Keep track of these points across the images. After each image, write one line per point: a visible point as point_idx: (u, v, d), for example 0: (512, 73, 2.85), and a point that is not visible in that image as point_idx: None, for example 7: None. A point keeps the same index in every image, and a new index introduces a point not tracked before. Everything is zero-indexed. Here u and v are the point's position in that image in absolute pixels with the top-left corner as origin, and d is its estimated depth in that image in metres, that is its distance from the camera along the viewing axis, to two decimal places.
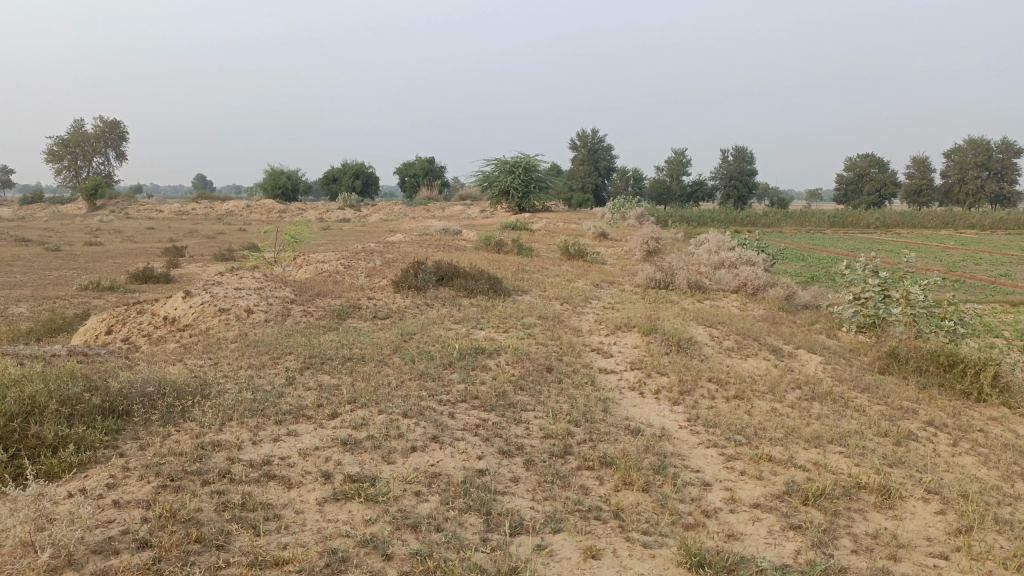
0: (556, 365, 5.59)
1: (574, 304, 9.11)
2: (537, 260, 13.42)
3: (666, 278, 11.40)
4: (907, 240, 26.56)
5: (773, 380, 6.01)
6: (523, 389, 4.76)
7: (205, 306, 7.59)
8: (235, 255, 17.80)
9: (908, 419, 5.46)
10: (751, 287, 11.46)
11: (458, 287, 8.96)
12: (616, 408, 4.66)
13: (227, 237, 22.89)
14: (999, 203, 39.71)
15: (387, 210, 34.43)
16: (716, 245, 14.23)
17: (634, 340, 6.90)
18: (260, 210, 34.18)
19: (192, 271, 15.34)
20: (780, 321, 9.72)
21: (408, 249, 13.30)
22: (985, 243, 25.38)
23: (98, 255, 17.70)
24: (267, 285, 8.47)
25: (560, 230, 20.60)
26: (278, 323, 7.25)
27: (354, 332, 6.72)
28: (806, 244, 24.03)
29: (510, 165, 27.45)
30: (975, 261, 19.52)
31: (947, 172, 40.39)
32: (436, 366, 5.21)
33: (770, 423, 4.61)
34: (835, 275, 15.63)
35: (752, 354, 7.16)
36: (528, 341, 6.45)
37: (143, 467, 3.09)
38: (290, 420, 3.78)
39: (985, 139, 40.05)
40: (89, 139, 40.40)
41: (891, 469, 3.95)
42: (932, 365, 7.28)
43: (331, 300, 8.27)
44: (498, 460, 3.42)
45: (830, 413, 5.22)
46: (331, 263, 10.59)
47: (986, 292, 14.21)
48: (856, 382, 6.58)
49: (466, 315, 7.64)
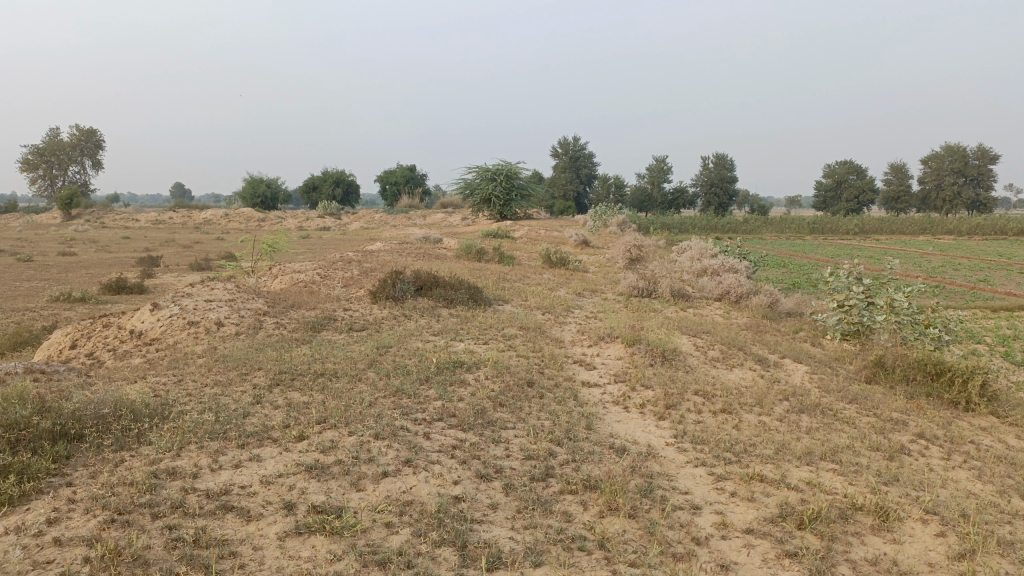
0: (537, 378, 5.39)
1: (555, 313, 8.91)
2: (518, 269, 13.23)
3: (649, 286, 11.26)
4: (886, 246, 26.67)
5: (761, 392, 5.85)
6: (503, 405, 4.56)
7: (173, 319, 7.32)
8: (211, 264, 17.46)
9: (898, 431, 5.31)
10: (734, 295, 11.34)
11: (437, 297, 8.75)
12: (599, 425, 4.47)
13: (204, 246, 22.54)
14: (976, 209, 40.09)
15: (367, 218, 34.14)
16: (699, 252, 14.12)
17: (617, 351, 6.72)
18: (239, 218, 33.78)
19: (166, 281, 15.01)
20: (765, 329, 9.59)
21: (387, 257, 13.07)
22: (963, 249, 25.52)
23: (71, 265, 17.31)
24: (240, 296, 8.22)
25: (541, 238, 20.45)
26: (250, 336, 7.00)
27: (328, 346, 6.49)
28: (787, 250, 24.02)
29: (491, 172, 27.32)
30: (954, 267, 19.58)
31: (924, 178, 40.74)
32: (412, 381, 4.99)
33: (759, 439, 4.44)
34: (817, 282, 15.59)
35: (737, 364, 7.00)
36: (508, 353, 6.25)
37: (90, 499, 2.85)
38: (254, 443, 3.56)
39: (961, 146, 40.43)
40: (65, 147, 39.83)
41: (887, 487, 3.78)
42: (919, 373, 7.15)
43: (306, 311, 8.03)
44: (475, 486, 3.21)
45: (819, 426, 5.05)
46: (307, 273, 10.33)
47: (967, 298, 14.21)
48: (844, 392, 6.44)
49: (445, 326, 7.43)
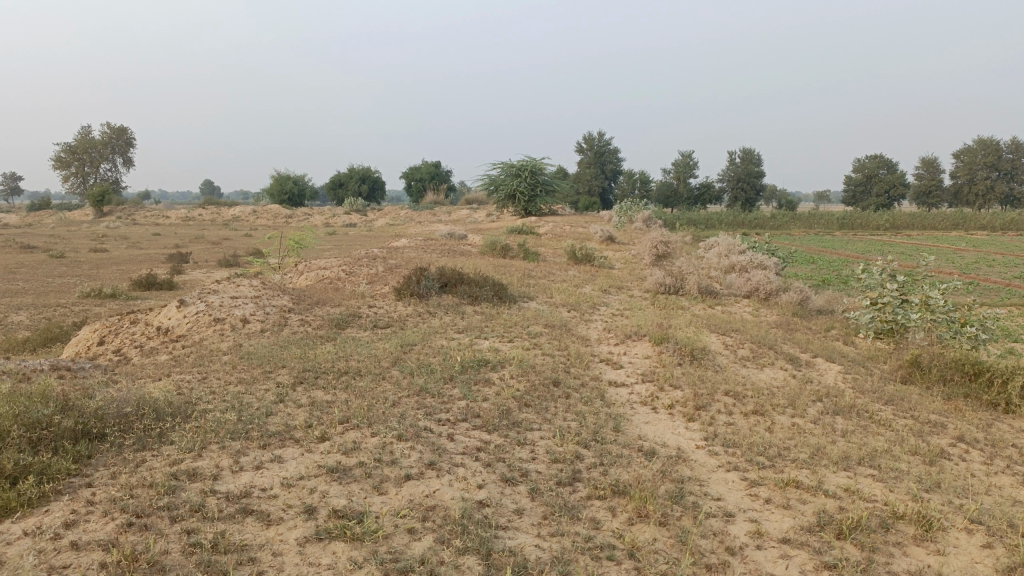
0: (564, 378, 5.29)
1: (581, 311, 8.80)
2: (543, 265, 13.13)
3: (676, 283, 11.10)
4: (918, 242, 26.16)
5: (792, 393, 5.70)
6: (528, 406, 4.46)
7: (199, 316, 7.32)
8: (239, 260, 17.55)
9: (937, 434, 5.13)
10: (763, 291, 11.13)
11: (461, 294, 8.67)
12: (627, 426, 4.37)
13: (232, 242, 22.68)
14: (1010, 203, 39.22)
15: (393, 215, 34.21)
16: (727, 248, 13.90)
17: (645, 349, 6.60)
18: (266, 215, 34.00)
19: (194, 277, 15.10)
20: (795, 327, 9.38)
21: (412, 254, 13.03)
22: (998, 245, 24.95)
23: (103, 261, 17.50)
24: (265, 293, 8.20)
25: (567, 234, 20.31)
26: (275, 333, 6.97)
27: (353, 343, 6.44)
28: (817, 246, 23.63)
29: (516, 168, 27.23)
30: (988, 263, 19.12)
31: (957, 172, 39.95)
32: (436, 380, 4.92)
33: (792, 442, 4.30)
34: (848, 278, 15.31)
35: (768, 364, 6.84)
36: (533, 352, 6.15)
37: (109, 501, 2.80)
38: (276, 444, 3.50)
39: (995, 139, 39.54)
40: (96, 145, 40.40)
41: (928, 494, 3.63)
42: (956, 373, 6.94)
43: (331, 308, 8.00)
44: (500, 490, 3.12)
45: (855, 429, 4.89)
46: (332, 270, 10.32)
47: (1003, 295, 13.86)
48: (879, 393, 6.26)
49: (470, 323, 7.35)
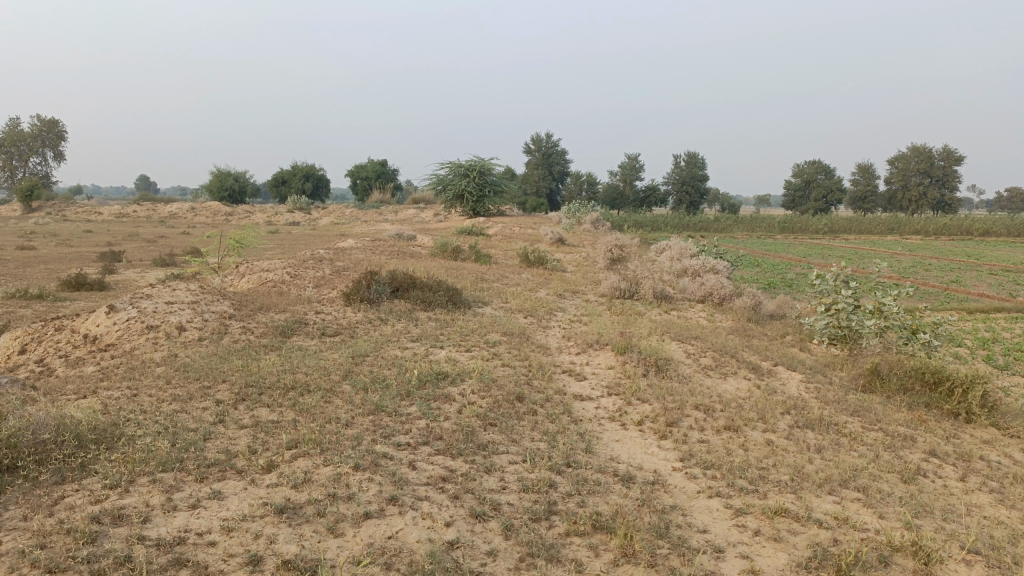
0: (527, 392, 4.99)
1: (538, 317, 8.51)
2: (495, 268, 12.85)
3: (631, 288, 10.94)
4: (856, 245, 26.70)
5: (761, 405, 5.52)
6: (492, 425, 4.16)
7: (131, 324, 6.80)
8: (177, 260, 16.80)
9: (909, 449, 4.99)
10: (717, 296, 11.03)
11: (414, 299, 8.31)
12: (598, 447, 4.10)
13: (170, 241, 21.74)
14: (941, 209, 40.44)
15: (338, 213, 33.46)
16: (679, 251, 13.82)
17: (607, 359, 6.36)
18: (206, 213, 32.91)
19: (129, 277, 14.36)
20: (751, 333, 9.27)
21: (360, 256, 12.56)
22: (931, 249, 25.58)
23: (30, 259, 16.57)
24: (204, 297, 7.70)
25: (517, 235, 20.08)
26: (214, 342, 6.51)
27: (299, 354, 6.02)
28: (761, 250, 23.86)
29: (464, 168, 26.90)
30: (925, 267, 19.51)
31: (891, 178, 41.05)
32: (391, 397, 4.57)
33: (770, 462, 4.09)
34: (794, 282, 15.41)
35: (731, 373, 6.66)
36: (493, 363, 5.84)
37: (16, 552, 2.40)
38: (215, 476, 3.13)
39: (928, 147, 40.72)
40: (25, 138, 38.55)
41: (918, 520, 3.45)
42: (916, 382, 6.85)
43: (275, 315, 7.55)
44: (471, 528, 2.82)
45: (828, 445, 4.72)
46: (276, 272, 9.83)
47: (944, 299, 14.10)
48: (843, 404, 6.13)
49: (424, 331, 7.00)
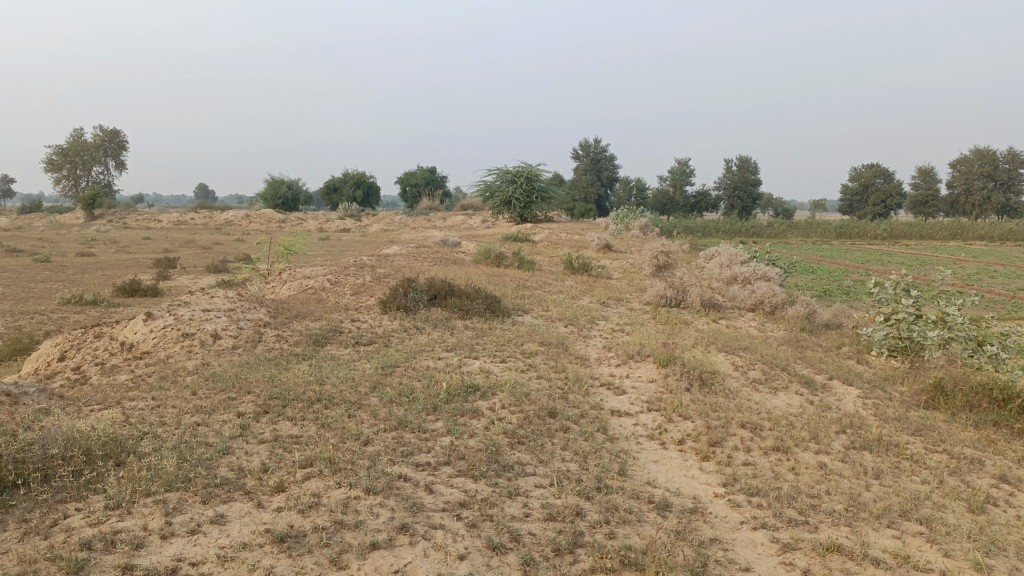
0: (561, 407, 4.74)
1: (579, 326, 8.25)
2: (539, 274, 12.62)
3: (677, 295, 10.60)
4: (917, 252, 25.70)
5: (813, 423, 5.16)
6: (521, 444, 3.93)
7: (166, 331, 6.76)
8: (228, 266, 16.99)
9: (977, 474, 4.58)
10: (768, 304, 10.59)
11: (452, 307, 8.13)
12: (634, 468, 3.83)
13: (223, 247, 22.06)
14: (1006, 214, 38.79)
15: (387, 220, 33.64)
16: (729, 258, 13.38)
17: (649, 372, 6.06)
18: (259, 220, 33.45)
19: (181, 283, 14.55)
20: (804, 344, 8.83)
21: (402, 263, 12.46)
22: (995, 255, 24.48)
23: (89, 266, 16.95)
24: (241, 304, 7.63)
25: (563, 242, 19.81)
26: (247, 351, 6.42)
27: (330, 363, 5.88)
28: (815, 256, 23.11)
29: (512, 174, 26.77)
30: (989, 275, 18.60)
31: (953, 182, 39.56)
32: (417, 411, 4.37)
33: (822, 488, 3.76)
34: (850, 289, 14.82)
35: (781, 388, 6.29)
36: (528, 375, 5.60)
37: None
38: (221, 497, 2.97)
39: (992, 149, 39.13)
40: (89, 147, 39.77)
41: (990, 560, 3.10)
42: (983, 400, 6.36)
43: (310, 323, 7.44)
44: (487, 561, 2.59)
45: (887, 469, 4.36)
46: (317, 279, 9.77)
47: (1010, 308, 13.37)
48: (903, 422, 5.72)
49: (459, 341, 6.80)
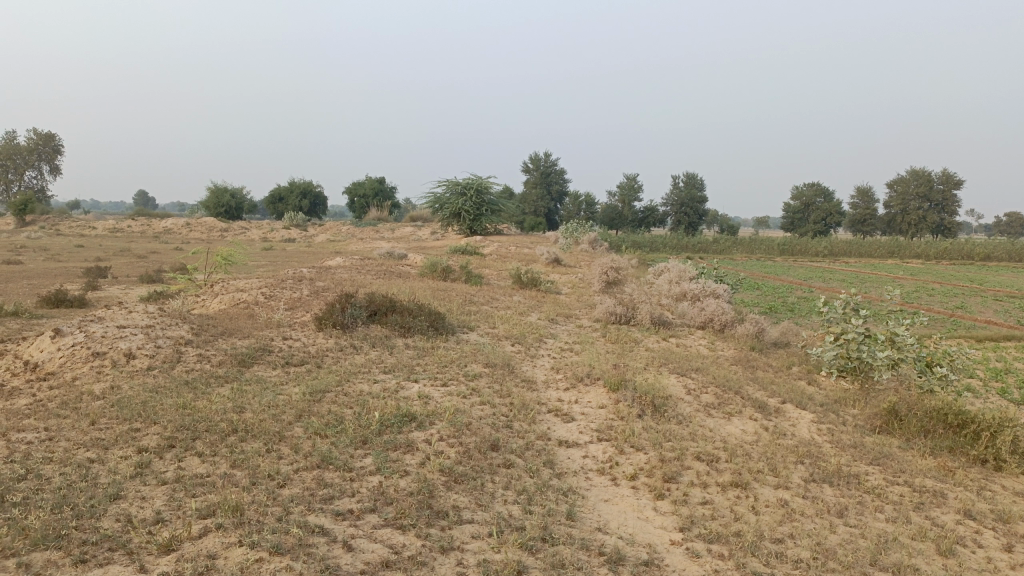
0: (504, 439, 4.36)
1: (527, 345, 7.88)
2: (487, 289, 12.26)
3: (627, 312, 10.33)
4: (857, 269, 26.06)
5: (769, 453, 4.89)
6: (458, 484, 3.54)
7: (75, 350, 6.16)
8: (163, 276, 16.16)
9: (940, 509, 4.35)
10: (717, 322, 10.39)
11: (392, 324, 7.69)
12: (584, 511, 3.48)
13: (161, 257, 21.10)
14: (940, 233, 39.88)
15: (335, 231, 32.89)
16: (678, 274, 13.20)
17: (598, 397, 5.72)
18: (201, 229, 32.34)
19: (112, 294, 13.77)
20: (755, 364, 8.61)
21: (344, 275, 11.95)
22: (931, 273, 24.97)
23: (15, 274, 15.97)
24: (161, 320, 7.05)
25: (512, 255, 19.50)
26: (164, 372, 5.87)
27: (255, 386, 5.39)
28: (760, 272, 23.22)
29: (462, 186, 26.39)
30: (928, 292, 18.87)
31: (890, 202, 40.54)
32: (343, 446, 3.94)
33: (786, 532, 3.47)
34: (795, 306, 14.82)
35: (735, 413, 6.01)
36: (470, 400, 5.20)
37: None
38: (97, 560, 2.50)
39: (928, 171, 40.14)
40: (22, 151, 38.00)
41: None
42: (938, 424, 6.16)
43: (238, 340, 6.91)
44: None
45: (850, 505, 4.10)
46: (251, 292, 9.21)
47: (951, 326, 13.47)
48: (860, 449, 5.48)
49: (399, 361, 6.37)
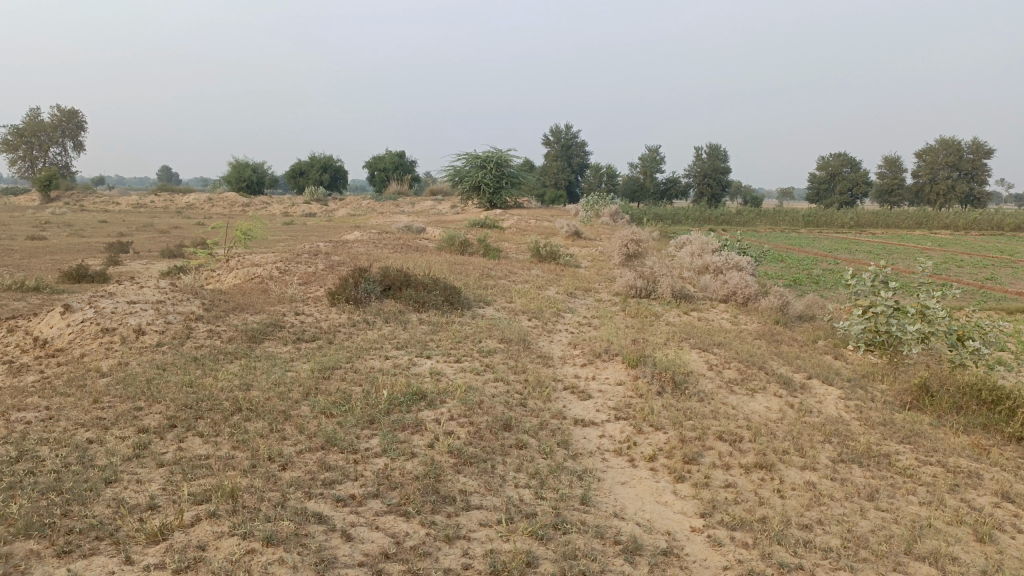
0: (518, 418, 4.19)
1: (544, 320, 7.69)
2: (505, 263, 12.08)
3: (647, 286, 10.10)
4: (884, 240, 25.51)
5: (795, 431, 4.68)
6: (468, 466, 3.38)
7: (85, 326, 6.07)
8: (183, 251, 16.12)
9: (978, 491, 4.13)
10: (741, 295, 10.12)
11: (406, 299, 7.54)
12: (599, 495, 3.31)
13: (183, 232, 21.09)
14: (969, 203, 38.97)
15: (356, 205, 32.75)
16: (700, 246, 12.92)
17: (616, 374, 5.53)
18: (222, 205, 32.35)
19: (133, 269, 13.75)
20: (779, 338, 8.36)
21: (361, 250, 11.81)
22: (960, 244, 24.38)
23: (38, 250, 16.00)
24: (173, 296, 6.94)
25: (532, 228, 19.25)
26: (174, 349, 5.76)
27: (264, 363, 5.27)
28: (783, 244, 22.80)
29: (482, 159, 26.08)
30: (956, 264, 18.40)
31: (918, 171, 39.65)
32: (350, 426, 3.79)
33: (814, 517, 3.28)
34: (821, 278, 14.50)
35: (759, 390, 5.80)
36: (484, 377, 5.04)
37: None
38: (82, 550, 2.38)
39: (957, 139, 39.17)
40: (45, 128, 38.14)
41: None
42: (971, 401, 5.91)
43: (249, 316, 6.79)
44: None
45: (881, 488, 3.89)
46: (266, 267, 9.09)
47: (981, 298, 13.09)
48: (890, 428, 5.26)
49: (412, 337, 6.22)
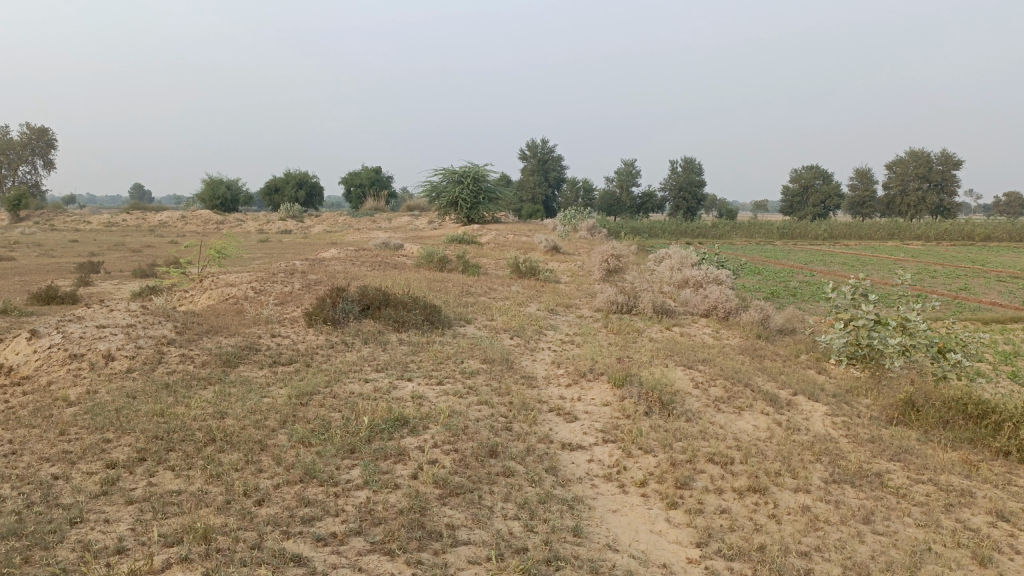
0: (503, 443, 4.06)
1: (526, 338, 7.56)
2: (484, 279, 11.96)
3: (628, 301, 10.03)
4: (858, 252, 25.71)
5: (785, 451, 4.60)
6: (454, 497, 3.25)
7: (52, 352, 5.85)
8: (156, 270, 15.80)
9: (972, 510, 4.06)
10: (722, 309, 10.07)
11: (385, 318, 7.38)
12: (591, 525, 3.19)
13: (156, 251, 20.71)
14: (940, 214, 39.52)
15: (332, 222, 32.48)
16: (679, 260, 12.88)
17: (601, 394, 5.42)
18: (196, 223, 31.92)
19: (103, 290, 13.43)
20: (762, 352, 8.30)
21: (338, 268, 11.62)
22: (933, 255, 24.66)
23: (6, 271, 15.61)
24: (144, 319, 6.73)
25: (510, 244, 19.13)
26: (145, 375, 5.56)
27: (240, 389, 5.09)
28: (760, 256, 22.88)
29: (459, 174, 25.97)
30: (930, 274, 18.55)
31: (889, 183, 40.15)
32: (330, 456, 3.64)
33: (811, 544, 3.19)
34: (799, 291, 14.53)
35: (746, 407, 5.71)
36: (467, 401, 4.90)
37: None
38: None
39: (927, 151, 39.73)
40: (14, 146, 37.49)
41: None
42: (956, 415, 5.87)
43: (224, 339, 6.60)
44: None
45: (876, 509, 3.81)
46: (241, 287, 8.88)
47: (957, 308, 13.17)
48: (879, 444, 5.19)
49: (392, 358, 6.07)
